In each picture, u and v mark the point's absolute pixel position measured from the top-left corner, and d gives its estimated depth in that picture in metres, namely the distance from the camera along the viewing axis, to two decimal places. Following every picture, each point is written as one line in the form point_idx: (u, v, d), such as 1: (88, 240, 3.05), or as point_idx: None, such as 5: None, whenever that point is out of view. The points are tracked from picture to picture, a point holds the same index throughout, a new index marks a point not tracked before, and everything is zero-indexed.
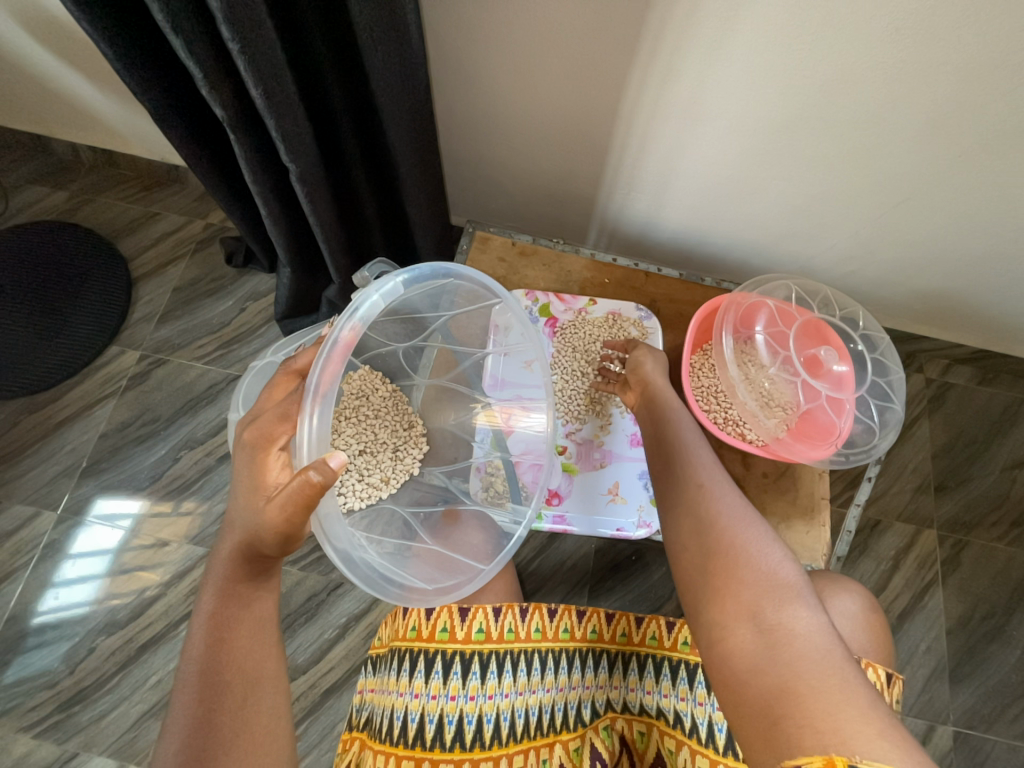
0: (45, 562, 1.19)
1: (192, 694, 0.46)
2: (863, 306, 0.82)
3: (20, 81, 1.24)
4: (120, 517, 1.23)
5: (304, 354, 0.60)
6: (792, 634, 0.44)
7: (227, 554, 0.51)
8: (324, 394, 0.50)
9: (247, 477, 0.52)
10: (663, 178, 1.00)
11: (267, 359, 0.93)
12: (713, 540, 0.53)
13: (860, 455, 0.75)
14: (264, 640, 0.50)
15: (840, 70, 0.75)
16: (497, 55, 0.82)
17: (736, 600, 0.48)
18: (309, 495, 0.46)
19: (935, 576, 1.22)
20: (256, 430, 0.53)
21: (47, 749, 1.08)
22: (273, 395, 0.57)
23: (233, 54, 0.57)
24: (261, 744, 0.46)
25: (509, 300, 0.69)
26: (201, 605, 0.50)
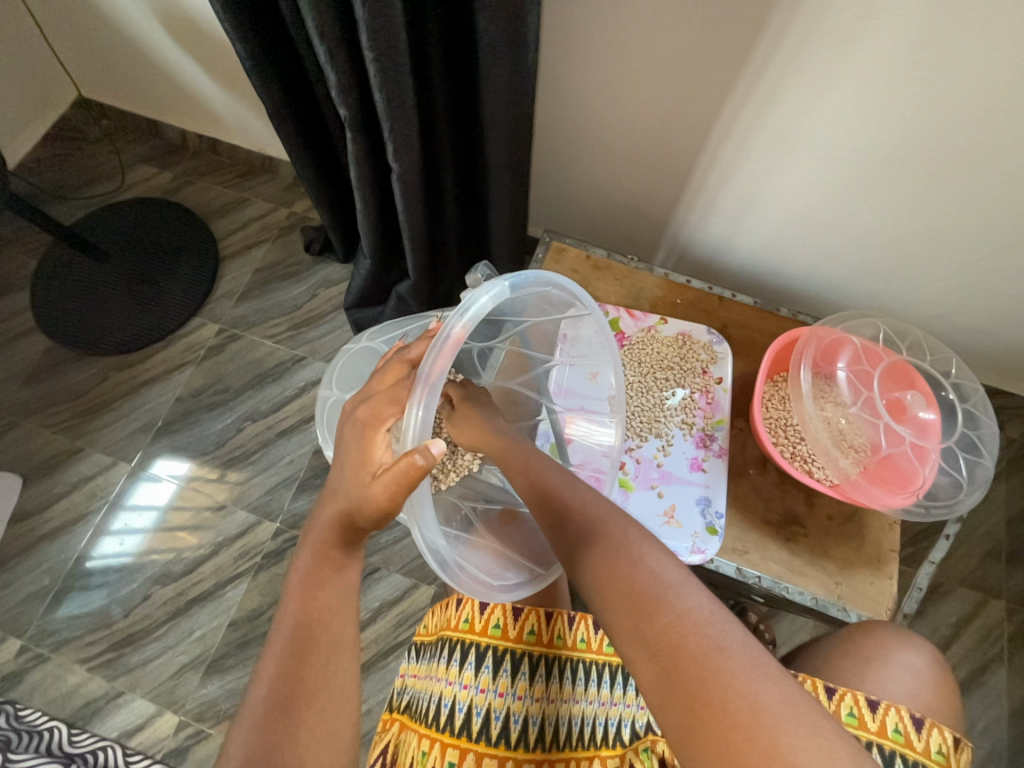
0: (116, 510, 1.29)
1: (284, 645, 0.49)
2: (957, 354, 0.78)
3: (151, 70, 1.38)
4: (185, 477, 1.31)
5: (417, 344, 0.63)
6: (683, 639, 0.40)
7: (326, 521, 0.55)
8: (433, 382, 0.53)
9: (355, 452, 0.56)
10: (745, 206, 0.99)
11: (361, 344, 0.95)
12: (590, 560, 0.48)
13: (941, 509, 0.72)
14: (348, 605, 0.53)
15: (956, 107, 0.73)
16: (597, 73, 0.86)
17: (630, 620, 0.42)
18: (412, 476, 0.50)
19: (998, 653, 1.13)
20: (368, 409, 0.58)
21: (98, 684, 1.16)
22: (384, 379, 0.61)
23: (367, 60, 0.63)
24: (336, 703, 0.48)
25: (595, 309, 0.70)
26: (299, 561, 0.54)
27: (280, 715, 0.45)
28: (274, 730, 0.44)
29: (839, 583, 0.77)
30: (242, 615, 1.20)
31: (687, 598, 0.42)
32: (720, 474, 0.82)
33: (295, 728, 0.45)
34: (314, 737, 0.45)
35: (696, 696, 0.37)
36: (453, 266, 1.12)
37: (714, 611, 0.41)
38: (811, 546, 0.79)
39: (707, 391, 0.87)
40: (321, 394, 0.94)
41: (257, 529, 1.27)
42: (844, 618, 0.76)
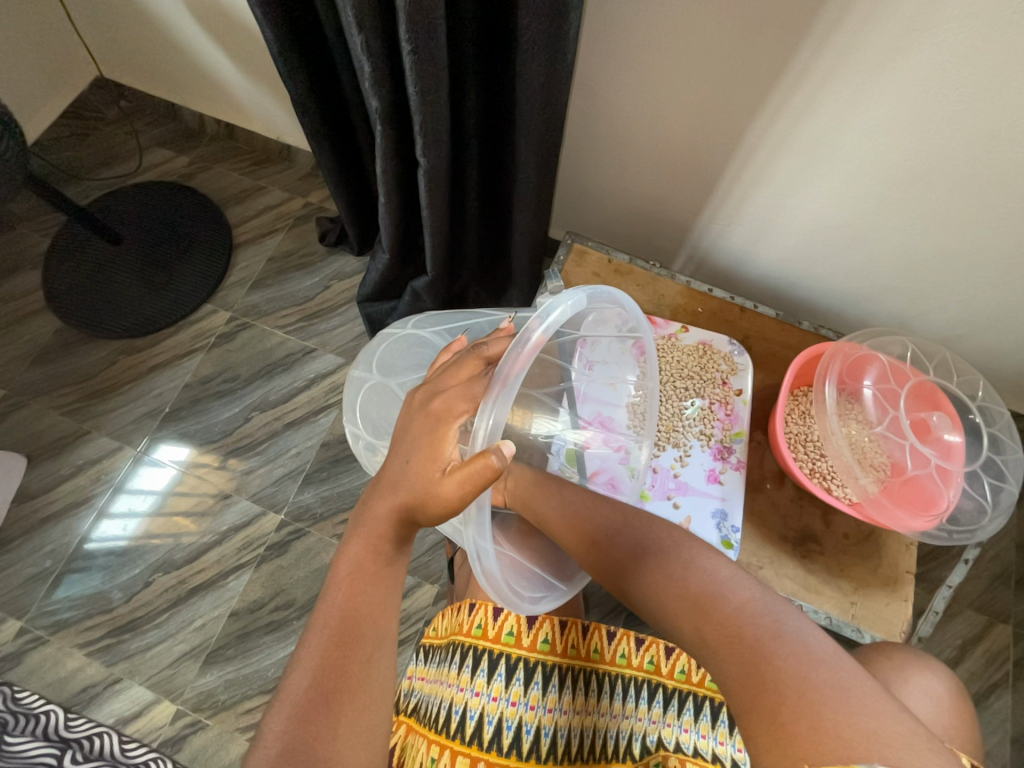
0: (118, 494, 1.28)
1: (329, 636, 0.48)
2: (984, 376, 0.77)
3: (173, 53, 1.37)
4: (187, 464, 1.30)
5: (495, 342, 0.59)
6: (740, 632, 0.45)
7: (384, 512, 0.53)
8: (509, 382, 0.49)
9: (425, 445, 0.53)
10: (771, 217, 0.97)
11: (406, 329, 0.88)
12: (646, 572, 0.55)
13: (963, 534, 0.71)
14: (394, 602, 0.52)
15: (995, 128, 0.71)
16: (629, 76, 0.85)
17: (693, 620, 0.49)
18: (485, 478, 0.48)
19: (1003, 677, 1.12)
20: (442, 402, 0.54)
21: (95, 669, 1.16)
22: (458, 372, 0.57)
23: (404, 51, 0.62)
24: (375, 701, 0.47)
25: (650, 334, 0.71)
26: (350, 550, 0.53)
27: (321, 707, 0.45)
28: (314, 722, 0.44)
29: (854, 603, 0.76)
30: (243, 607, 1.20)
31: (739, 594, 0.49)
32: (737, 487, 0.81)
33: (335, 722, 0.44)
34: (354, 733, 0.45)
35: (755, 678, 0.42)
36: (470, 265, 1.11)
37: (767, 604, 0.47)
38: (828, 565, 0.78)
39: (726, 403, 0.86)
40: (357, 374, 0.88)
41: (261, 520, 1.26)
42: (858, 639, 0.75)
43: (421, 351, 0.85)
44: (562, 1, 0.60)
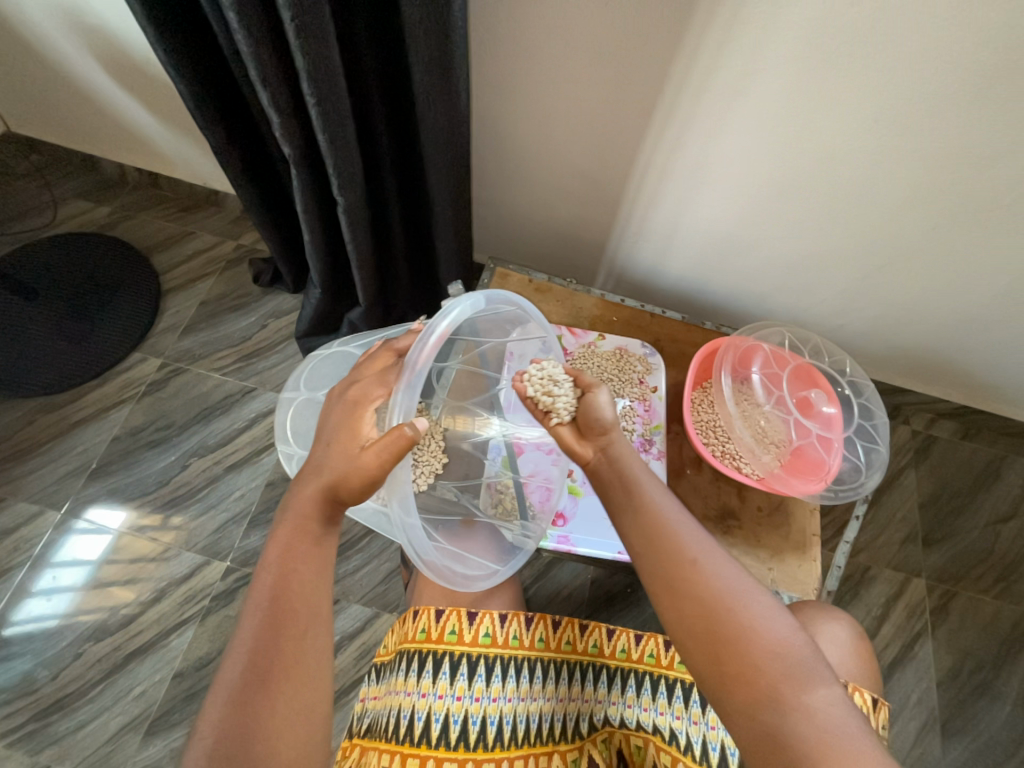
0: (46, 569, 1.19)
1: (261, 618, 0.50)
2: (850, 355, 0.90)
3: (87, 105, 1.36)
4: (121, 531, 1.23)
5: (405, 337, 0.68)
6: (817, 717, 0.46)
7: (308, 495, 0.56)
8: (417, 369, 0.56)
9: (344, 428, 0.58)
10: (668, 232, 1.09)
11: (333, 349, 0.92)
12: (717, 618, 0.51)
13: (848, 491, 0.81)
14: (324, 580, 0.55)
15: (827, 148, 0.85)
16: (527, 114, 0.94)
17: (757, 687, 0.48)
18: (401, 446, 0.53)
19: (924, 626, 1.23)
20: (358, 389, 0.61)
21: (18, 760, 1.05)
22: (372, 365, 0.65)
23: (309, 104, 0.68)
24: (312, 677, 0.50)
25: (550, 331, 0.77)
26: (277, 535, 0.55)
27: (257, 687, 0.47)
28: (251, 701, 0.47)
29: (772, 568, 0.84)
30: (188, 666, 1.13)
31: (814, 686, 0.48)
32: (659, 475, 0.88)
33: (273, 700, 0.47)
34: (292, 707, 0.48)
35: None
36: (404, 294, 1.16)
37: (838, 706, 0.47)
38: (746, 536, 0.86)
39: (644, 399, 0.94)
40: (286, 394, 0.91)
41: (205, 570, 1.21)
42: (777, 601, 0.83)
43: (345, 364, 0.90)
44: (449, 57, 0.68)
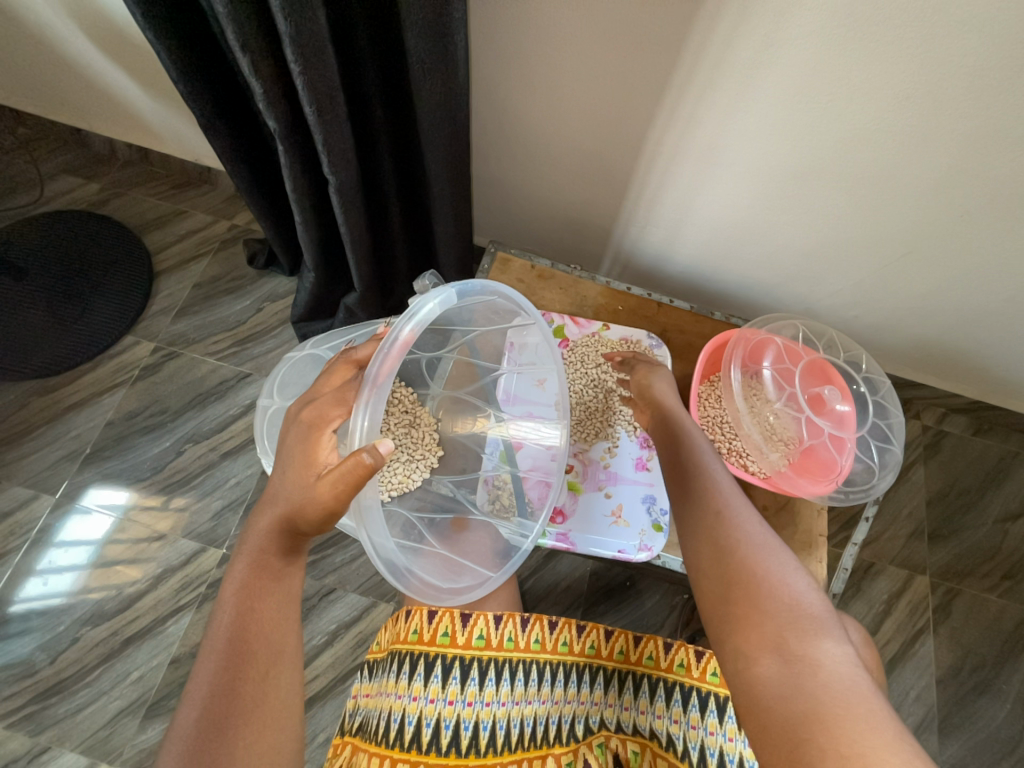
0: (49, 549, 1.18)
1: (217, 662, 0.48)
2: (867, 351, 0.85)
3: (71, 76, 1.30)
4: (128, 506, 1.23)
5: (365, 346, 0.65)
6: (818, 665, 0.46)
7: (268, 526, 0.55)
8: (379, 384, 0.53)
9: (300, 453, 0.56)
10: (677, 218, 1.05)
11: (304, 350, 0.91)
12: (732, 562, 0.56)
13: (859, 494, 0.78)
14: (288, 616, 0.53)
15: (851, 130, 0.80)
16: (530, 89, 0.89)
17: (761, 628, 0.50)
18: (359, 476, 0.51)
19: (926, 624, 1.22)
20: (313, 411, 0.58)
21: (19, 741, 1.06)
22: (330, 381, 0.62)
23: (294, 74, 0.63)
24: (276, 718, 0.48)
25: (537, 317, 0.73)
26: (234, 572, 0.53)
27: (215, 734, 0.45)
28: (209, 751, 0.44)
29: None
30: (185, 652, 1.13)
31: (822, 643, 0.48)
32: None
33: (233, 747, 0.45)
34: (254, 753, 0.46)
35: (802, 723, 0.43)
36: (401, 278, 1.12)
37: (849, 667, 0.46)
38: None
39: None
40: (261, 402, 0.89)
41: (201, 557, 1.20)
42: None
43: (315, 368, 0.88)
44: (445, 22, 0.62)
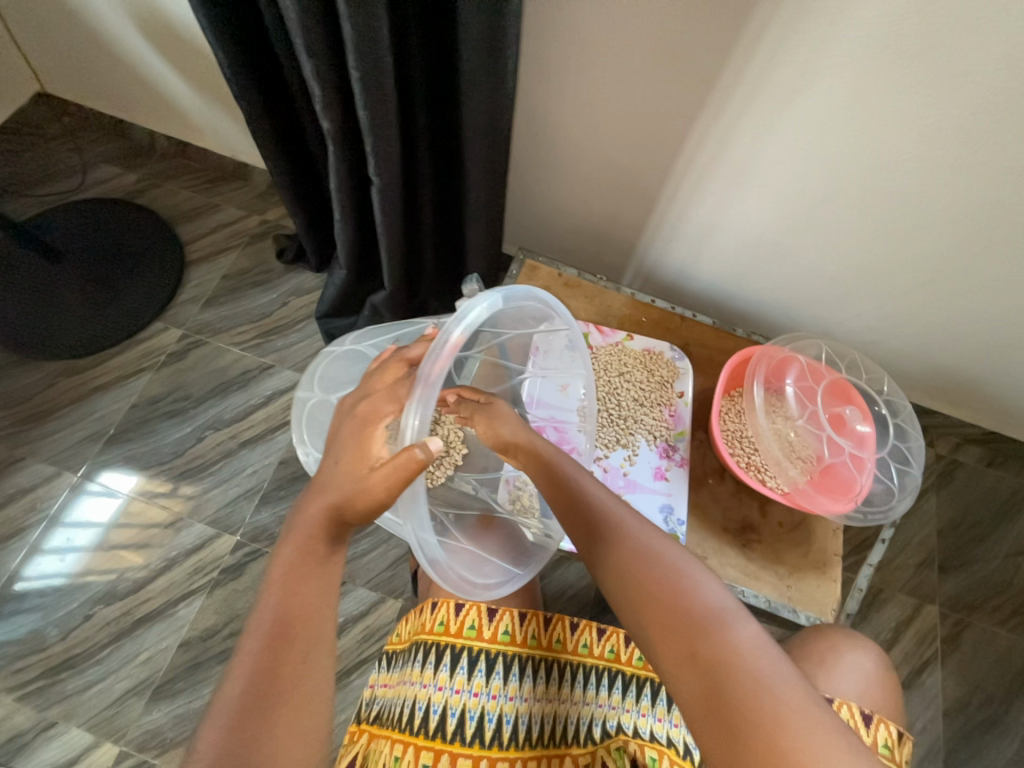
0: (54, 526, 1.21)
1: (263, 639, 0.51)
2: (889, 374, 0.87)
3: (120, 70, 1.35)
4: (135, 491, 1.25)
5: (416, 344, 0.66)
6: (737, 665, 0.45)
7: (314, 515, 0.57)
8: (431, 383, 0.55)
9: (353, 447, 0.59)
10: (702, 236, 1.06)
11: (345, 346, 0.94)
12: (638, 582, 0.53)
13: (878, 514, 0.79)
14: (327, 602, 0.55)
15: (882, 159, 0.82)
16: (568, 104, 0.92)
17: (708, 665, 0.45)
18: (409, 470, 0.53)
19: (934, 654, 1.21)
20: (368, 406, 0.61)
21: (26, 715, 1.07)
22: (383, 377, 0.63)
23: (354, 83, 0.67)
24: (310, 700, 0.50)
25: (574, 326, 0.74)
26: (283, 555, 0.56)
27: (255, 712, 0.47)
28: (249, 725, 0.46)
29: (790, 586, 0.82)
30: (194, 636, 1.14)
31: (736, 633, 0.47)
32: (681, 482, 0.87)
33: (271, 722, 0.47)
34: (289, 735, 0.47)
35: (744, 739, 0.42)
36: (428, 280, 1.14)
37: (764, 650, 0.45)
38: (764, 552, 0.84)
39: (670, 404, 0.92)
40: (300, 394, 0.92)
41: (215, 543, 1.21)
42: (795, 619, 0.81)
43: (359, 364, 0.92)
44: (500, 38, 0.65)
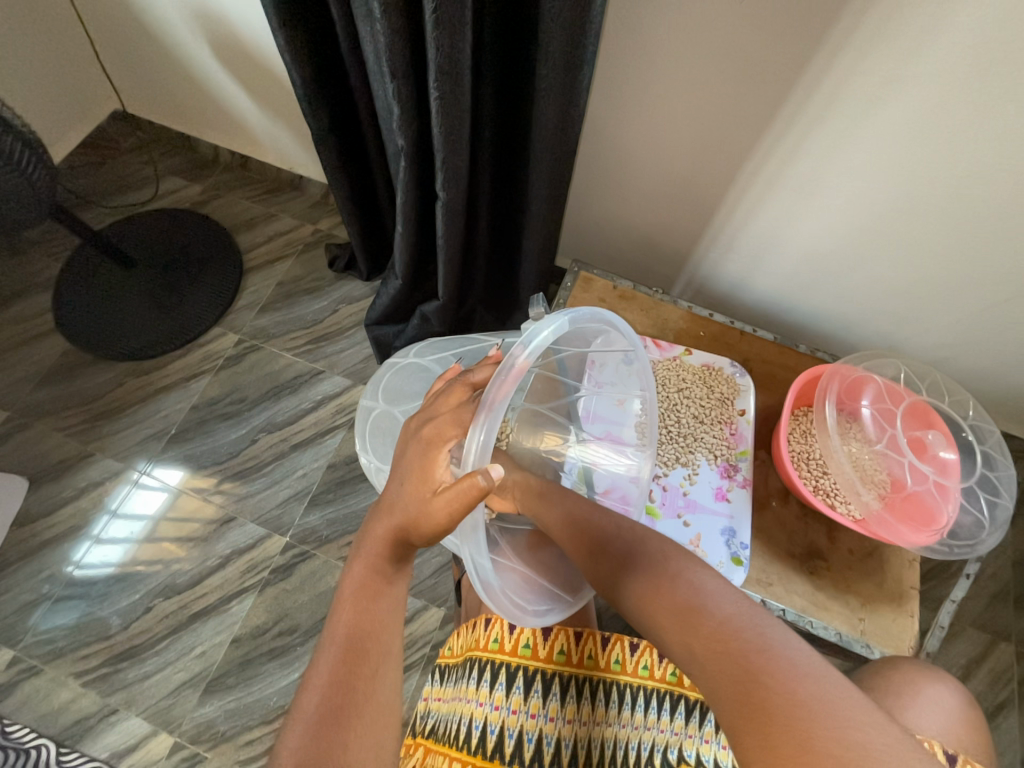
0: (105, 517, 1.27)
1: (337, 654, 0.52)
2: (974, 397, 0.82)
3: (192, 88, 1.43)
4: (181, 488, 1.30)
5: (481, 369, 0.65)
6: (729, 635, 0.45)
7: (381, 535, 0.58)
8: (495, 408, 0.53)
9: (417, 469, 0.58)
10: (761, 249, 1.03)
11: (407, 358, 0.96)
12: (636, 586, 0.54)
13: (963, 548, 0.74)
14: (396, 619, 0.56)
15: (967, 171, 0.78)
16: (629, 116, 0.91)
17: (731, 675, 0.42)
18: (472, 496, 0.52)
19: (1009, 696, 1.12)
20: (432, 428, 0.60)
21: (91, 700, 1.12)
22: (447, 401, 0.63)
23: (432, 100, 0.69)
24: (383, 717, 0.50)
25: (639, 348, 0.73)
26: (353, 572, 0.57)
27: (333, 721, 0.48)
28: (326, 738, 0.47)
29: (862, 619, 0.78)
30: (246, 632, 1.18)
31: (724, 607, 0.48)
32: (744, 504, 0.84)
33: (346, 736, 0.47)
34: (364, 747, 0.48)
35: (752, 707, 0.40)
36: (478, 290, 1.14)
37: (752, 615, 0.46)
38: (834, 580, 0.80)
39: (730, 423, 0.89)
40: (364, 403, 0.95)
41: (266, 543, 1.25)
42: (868, 654, 0.76)
43: (422, 377, 0.92)
44: (580, 54, 0.66)
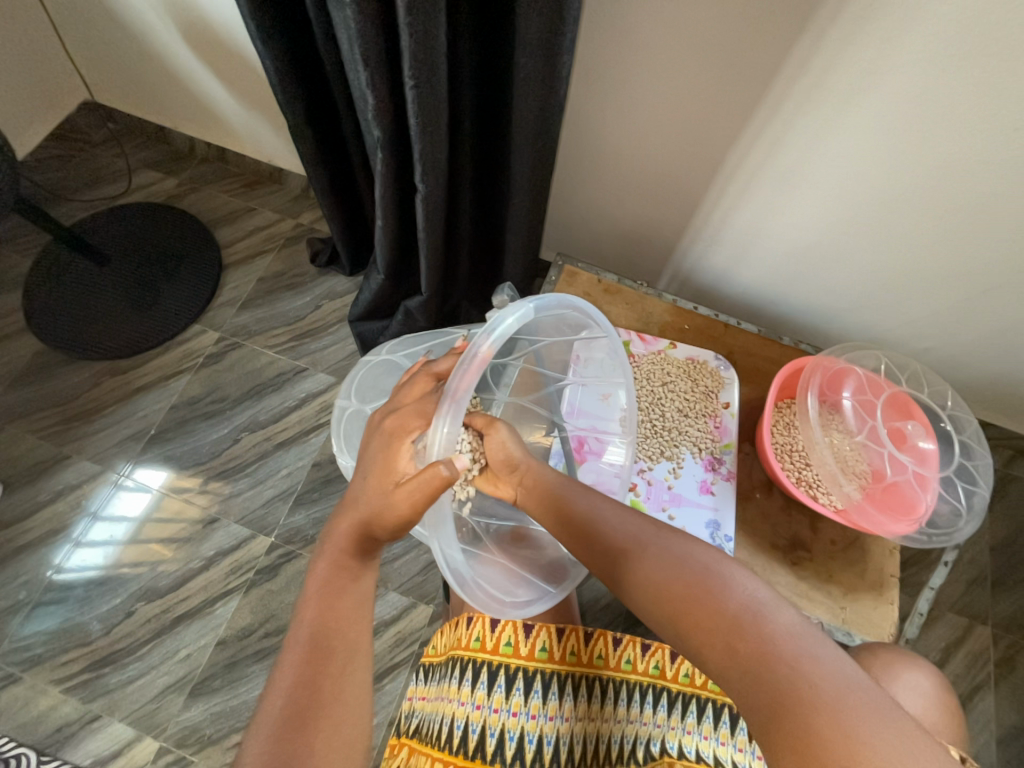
0: (83, 520, 1.24)
1: (301, 655, 0.51)
2: (953, 387, 0.83)
3: (165, 78, 1.39)
4: (162, 490, 1.27)
5: (445, 359, 0.65)
6: (764, 634, 0.44)
7: (345, 530, 0.57)
8: (459, 397, 0.53)
9: (380, 461, 0.57)
10: (746, 242, 1.03)
11: (380, 356, 0.94)
12: (657, 577, 0.52)
13: (941, 538, 0.76)
14: (363, 615, 0.55)
15: (944, 162, 0.78)
16: (611, 107, 0.90)
17: (765, 676, 0.42)
18: (435, 486, 0.52)
19: (986, 678, 1.15)
20: (395, 419, 0.59)
21: (72, 707, 1.10)
22: (411, 391, 0.62)
23: (406, 89, 0.67)
24: (352, 715, 0.50)
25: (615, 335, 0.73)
26: (316, 570, 0.56)
27: (298, 722, 0.47)
28: (291, 739, 0.46)
29: (844, 608, 0.79)
30: (231, 634, 1.16)
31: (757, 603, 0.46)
32: (727, 497, 0.84)
33: (313, 737, 0.47)
34: (331, 747, 0.47)
35: (787, 707, 0.40)
36: (462, 284, 1.12)
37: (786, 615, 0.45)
38: (816, 571, 0.81)
39: (715, 416, 0.90)
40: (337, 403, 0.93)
41: (250, 544, 1.23)
42: (848, 641, 0.78)
43: (393, 375, 0.91)
44: (558, 43, 0.65)
